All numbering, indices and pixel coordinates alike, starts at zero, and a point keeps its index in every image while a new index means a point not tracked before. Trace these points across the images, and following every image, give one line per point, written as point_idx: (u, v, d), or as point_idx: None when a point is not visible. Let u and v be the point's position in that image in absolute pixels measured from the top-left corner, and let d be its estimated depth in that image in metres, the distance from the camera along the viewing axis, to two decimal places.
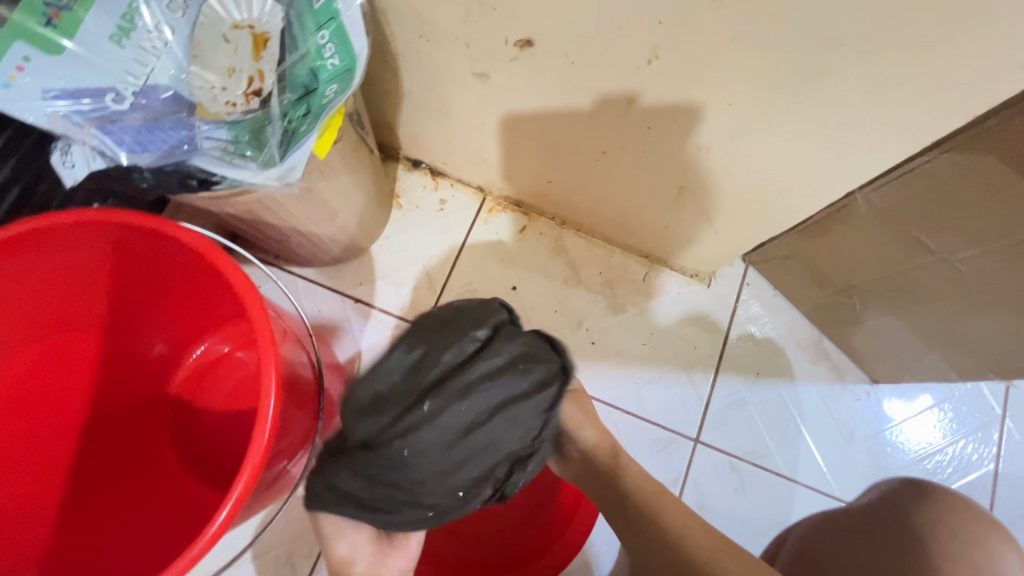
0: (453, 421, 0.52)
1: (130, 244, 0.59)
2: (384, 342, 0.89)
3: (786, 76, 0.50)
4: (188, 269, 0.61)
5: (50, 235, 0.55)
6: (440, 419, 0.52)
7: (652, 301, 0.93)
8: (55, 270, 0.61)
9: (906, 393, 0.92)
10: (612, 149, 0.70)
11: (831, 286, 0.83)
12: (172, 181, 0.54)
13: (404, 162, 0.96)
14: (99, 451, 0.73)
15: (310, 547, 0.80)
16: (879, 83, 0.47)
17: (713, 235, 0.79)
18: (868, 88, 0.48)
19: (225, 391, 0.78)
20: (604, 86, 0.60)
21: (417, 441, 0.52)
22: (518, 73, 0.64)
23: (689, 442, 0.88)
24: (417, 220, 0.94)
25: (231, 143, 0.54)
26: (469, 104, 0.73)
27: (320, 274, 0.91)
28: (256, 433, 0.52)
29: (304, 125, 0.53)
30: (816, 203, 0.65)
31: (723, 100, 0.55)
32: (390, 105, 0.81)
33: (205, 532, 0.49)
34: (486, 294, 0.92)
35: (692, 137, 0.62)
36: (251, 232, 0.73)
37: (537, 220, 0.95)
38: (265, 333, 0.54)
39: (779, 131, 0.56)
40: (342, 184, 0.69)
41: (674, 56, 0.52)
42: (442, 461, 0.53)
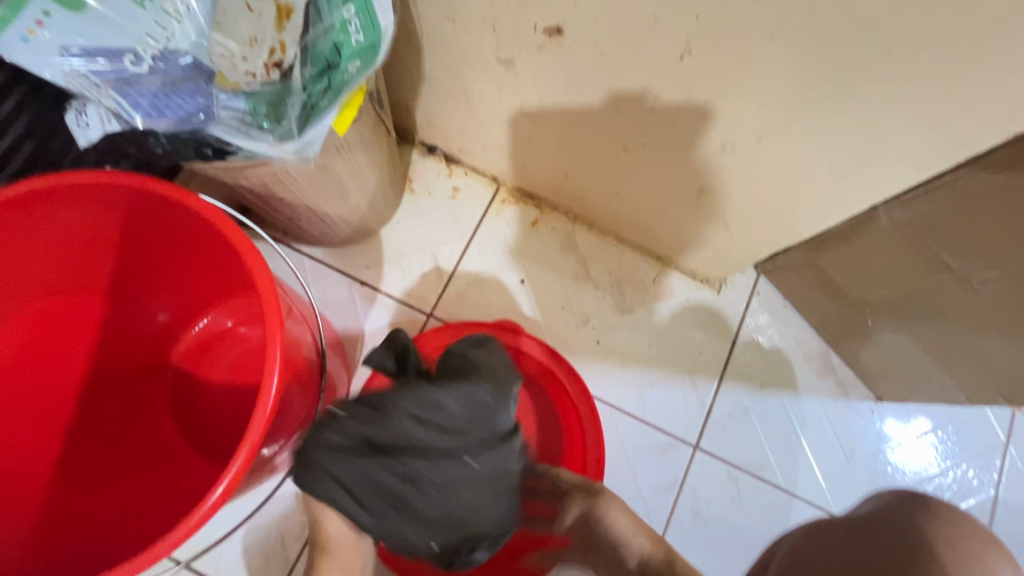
0: (487, 483, 0.51)
1: (139, 209, 0.58)
2: (388, 327, 0.88)
3: (822, 79, 0.49)
4: (197, 239, 0.60)
5: (60, 193, 0.54)
6: (481, 473, 0.51)
7: (660, 303, 0.92)
8: (62, 230, 0.60)
9: (909, 414, 0.91)
10: (633, 145, 0.69)
11: (844, 300, 0.82)
12: (187, 149, 0.52)
13: (419, 147, 0.95)
14: (94, 416, 0.73)
15: (301, 526, 0.80)
16: (917, 94, 0.46)
17: (729, 239, 0.78)
18: (905, 98, 0.47)
19: (225, 366, 0.76)
20: (631, 80, 0.59)
21: (474, 490, 0.51)
22: (544, 61, 0.62)
23: (688, 448, 0.87)
24: (429, 206, 0.93)
25: (248, 114, 0.53)
26: (490, 90, 0.72)
27: (327, 253, 0.90)
28: (257, 408, 0.51)
29: (325, 100, 0.52)
30: (837, 212, 0.64)
31: (753, 101, 0.54)
32: (410, 87, 0.80)
33: (201, 505, 0.49)
34: (493, 285, 0.91)
35: (717, 137, 0.61)
36: (261, 207, 0.72)
37: (550, 214, 0.94)
38: (272, 308, 0.53)
39: (808, 136, 0.55)
40: (357, 164, 0.68)
41: (707, 53, 0.51)
42: (477, 509, 0.52)
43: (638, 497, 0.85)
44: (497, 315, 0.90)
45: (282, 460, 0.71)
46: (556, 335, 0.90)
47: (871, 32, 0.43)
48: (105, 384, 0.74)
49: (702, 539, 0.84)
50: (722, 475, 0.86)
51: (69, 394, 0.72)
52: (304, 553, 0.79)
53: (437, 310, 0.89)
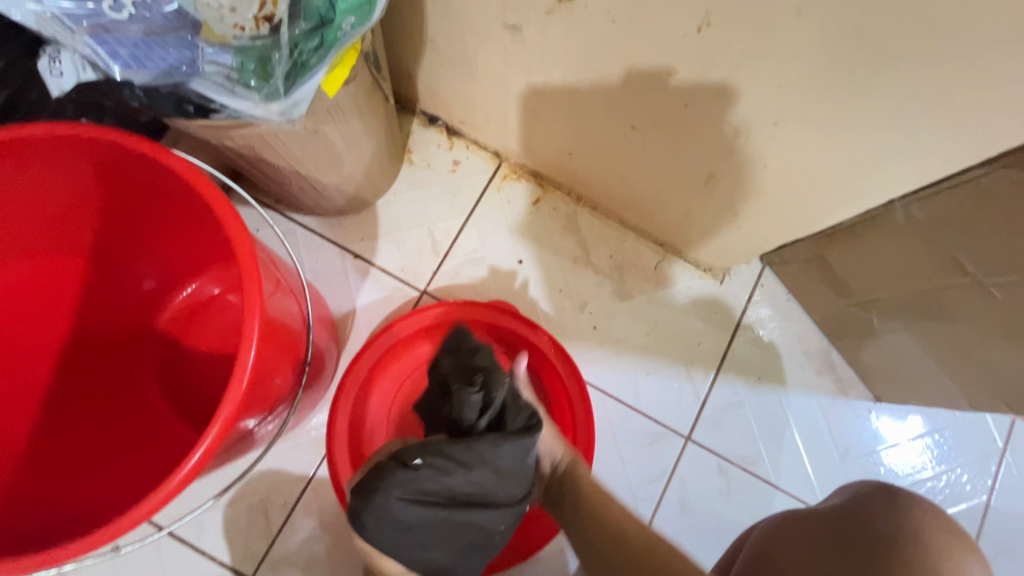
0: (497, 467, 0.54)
1: (119, 167, 0.55)
2: (380, 301, 0.86)
3: (848, 61, 0.45)
4: (179, 201, 0.58)
5: (34, 146, 0.52)
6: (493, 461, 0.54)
7: (661, 291, 0.89)
8: (38, 186, 0.57)
9: (907, 416, 0.89)
10: (642, 125, 0.66)
11: (849, 297, 0.80)
12: (167, 104, 0.50)
13: (419, 117, 0.91)
14: (75, 379, 0.71)
15: (285, 498, 0.79)
16: (952, 79, 0.42)
17: (736, 228, 0.75)
18: (936, 85, 0.43)
19: (211, 334, 0.75)
20: (644, 54, 0.55)
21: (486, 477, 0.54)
22: (552, 28, 0.58)
23: (680, 439, 0.86)
24: (427, 179, 0.90)
25: (235, 70, 0.48)
26: (495, 58, 0.68)
27: (321, 224, 0.87)
28: (233, 382, 0.49)
29: (315, 58, 0.49)
30: (852, 204, 0.61)
31: (773, 82, 0.50)
32: (412, 51, 0.76)
33: (172, 478, 0.47)
34: (491, 264, 0.88)
35: (731, 120, 0.57)
36: (251, 171, 0.69)
37: (552, 194, 0.91)
38: (250, 275, 0.50)
39: (828, 122, 0.51)
40: (352, 130, 0.64)
41: (727, 26, 0.47)
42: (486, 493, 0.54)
43: (627, 486, 0.84)
44: (492, 295, 0.88)
45: (266, 432, 0.69)
46: (551, 318, 0.88)
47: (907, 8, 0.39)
48: (86, 347, 0.72)
49: (688, 531, 0.83)
50: (713, 468, 0.85)
51: (48, 355, 0.70)
52: (286, 525, 0.79)
53: (431, 287, 0.87)
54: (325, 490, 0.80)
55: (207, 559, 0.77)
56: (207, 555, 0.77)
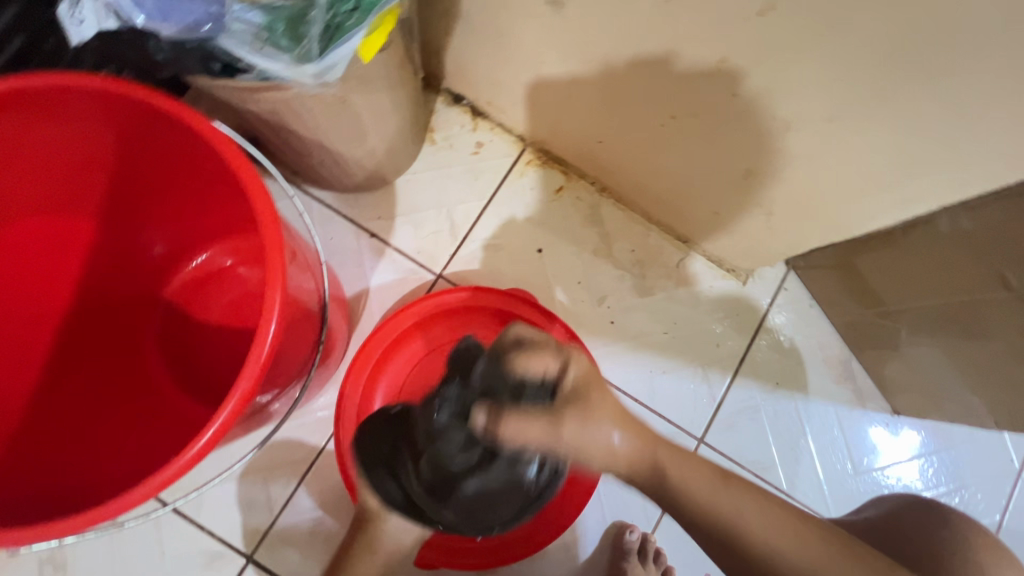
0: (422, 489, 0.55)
1: (137, 125, 0.53)
2: (394, 283, 0.84)
3: (919, 56, 0.42)
4: (200, 164, 0.55)
5: (51, 97, 0.49)
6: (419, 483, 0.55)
7: (681, 289, 0.87)
8: (53, 140, 0.55)
9: (924, 433, 0.87)
10: (682, 114, 0.63)
11: (876, 305, 0.77)
12: (192, 61, 0.47)
13: (444, 95, 0.88)
14: (80, 344, 0.69)
15: (288, 478, 0.78)
16: None
17: (767, 229, 0.73)
18: (1010, 88, 0.41)
19: (221, 305, 0.72)
20: (697, 37, 0.52)
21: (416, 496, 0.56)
22: (598, 5, 0.56)
23: (693, 441, 0.84)
24: (449, 160, 0.87)
25: (263, 29, 0.45)
26: (533, 35, 0.65)
27: (337, 199, 0.85)
28: (251, 359, 0.47)
29: (351, 20, 0.46)
30: (897, 210, 0.59)
31: (833, 73, 0.47)
32: (443, 23, 0.73)
33: (185, 453, 0.45)
34: (509, 251, 0.86)
35: (779, 114, 0.55)
36: (271, 138, 0.66)
37: (576, 183, 0.88)
38: (273, 241, 0.48)
39: (886, 120, 0.49)
40: (379, 102, 0.62)
41: (794, 10, 0.44)
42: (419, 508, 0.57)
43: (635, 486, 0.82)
44: (509, 283, 0.86)
45: (275, 409, 0.68)
46: (568, 310, 0.86)
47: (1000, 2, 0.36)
48: (90, 312, 0.69)
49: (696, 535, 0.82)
50: (724, 472, 0.83)
51: (51, 317, 0.68)
52: (288, 505, 0.77)
53: (447, 271, 0.85)
54: (328, 472, 0.78)
55: (206, 534, 0.76)
56: (206, 530, 0.76)
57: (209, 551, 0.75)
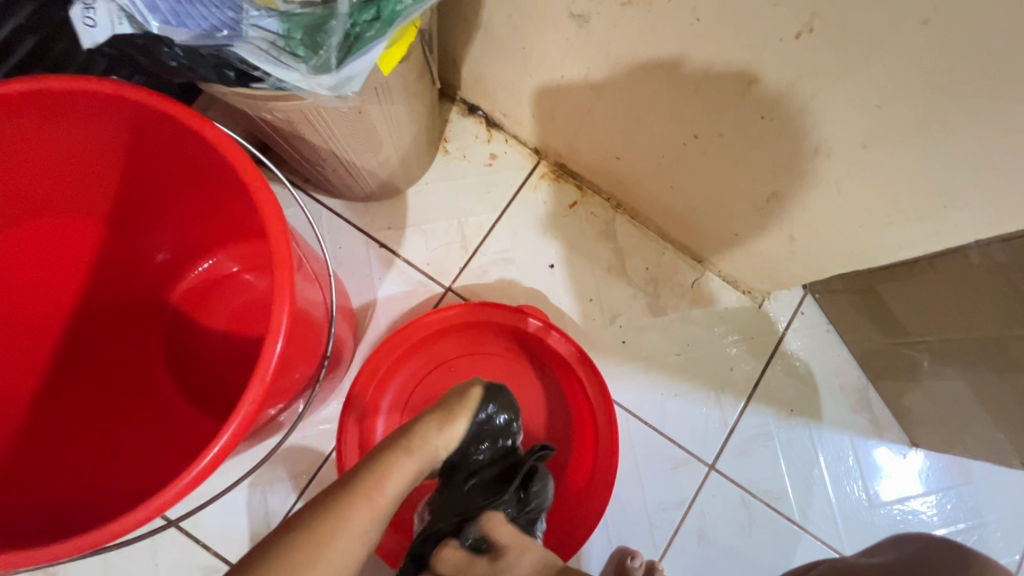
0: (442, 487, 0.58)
1: (150, 132, 0.51)
2: (403, 295, 0.82)
3: (962, 85, 0.40)
4: (212, 172, 0.54)
5: (64, 101, 0.48)
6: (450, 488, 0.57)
7: (695, 310, 0.85)
8: (62, 144, 0.54)
9: (943, 468, 0.85)
10: (707, 134, 0.61)
11: (897, 334, 0.75)
12: (206, 68, 0.46)
13: (459, 105, 0.87)
14: (82, 349, 0.68)
15: (287, 492, 0.76)
16: None
17: (787, 252, 0.71)
18: None
19: (225, 313, 0.71)
20: (727, 56, 0.51)
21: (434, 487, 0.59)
22: (626, 21, 0.54)
23: (703, 467, 0.81)
24: (462, 170, 0.86)
25: (281, 37, 0.44)
26: (554, 47, 0.64)
27: (348, 208, 0.83)
28: (254, 379, 0.45)
29: (371, 31, 0.45)
30: (927, 241, 0.57)
31: (870, 100, 0.45)
32: (463, 34, 0.72)
33: (185, 475, 0.43)
34: (521, 266, 0.84)
35: (811, 138, 0.52)
36: (283, 146, 0.65)
37: (590, 198, 0.87)
38: (282, 256, 0.47)
39: (920, 151, 0.47)
40: (396, 113, 0.60)
41: (834, 32, 0.42)
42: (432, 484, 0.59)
43: (643, 511, 0.80)
44: (519, 299, 0.84)
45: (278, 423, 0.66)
46: (580, 328, 0.84)
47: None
48: (93, 317, 0.68)
49: (705, 564, 0.79)
50: (734, 499, 0.81)
51: (55, 321, 0.66)
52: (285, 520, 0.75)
53: (456, 284, 0.83)
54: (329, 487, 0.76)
55: (202, 548, 0.74)
56: (203, 543, 0.74)
57: (204, 565, 0.73)
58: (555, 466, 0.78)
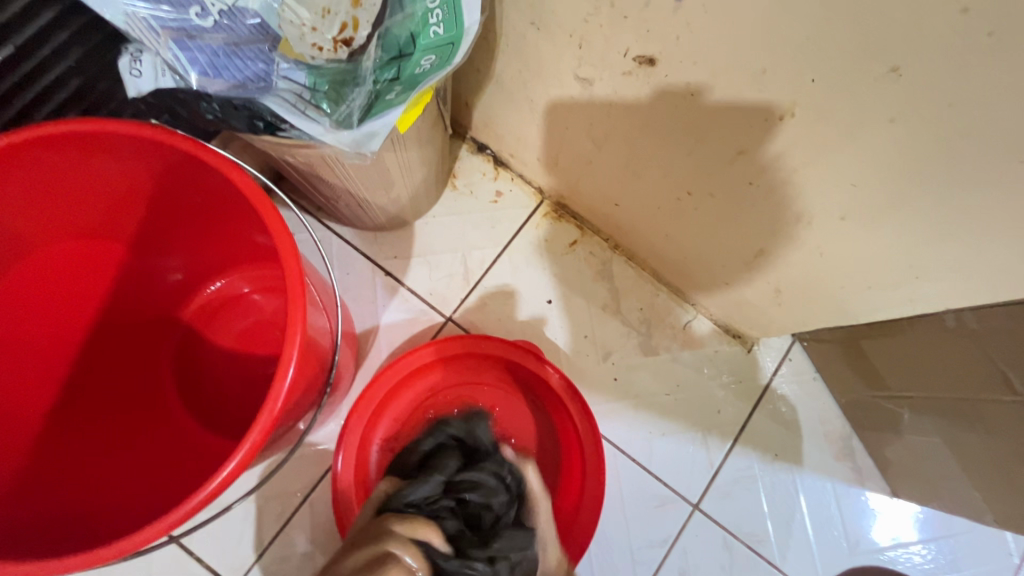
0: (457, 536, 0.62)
1: (180, 169, 0.56)
2: (404, 323, 0.85)
3: (921, 176, 0.43)
4: (234, 206, 0.58)
5: (105, 141, 0.52)
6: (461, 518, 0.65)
7: (686, 352, 0.88)
8: (97, 176, 0.58)
9: (924, 518, 0.86)
10: (699, 192, 0.65)
11: (880, 387, 0.77)
12: (239, 118, 0.50)
13: (469, 143, 0.91)
14: (93, 365, 0.70)
15: (280, 510, 0.78)
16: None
17: (775, 303, 0.74)
18: (1007, 215, 0.42)
19: (234, 333, 0.74)
20: (718, 128, 0.54)
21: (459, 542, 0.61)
22: (627, 88, 0.58)
23: (687, 506, 0.83)
24: (468, 206, 0.90)
25: (307, 90, 0.48)
26: (560, 102, 0.68)
27: (357, 237, 0.87)
28: (266, 406, 0.47)
29: (393, 92, 0.50)
30: (903, 305, 0.59)
31: (847, 178, 0.48)
32: (476, 82, 0.76)
33: (193, 497, 0.46)
34: (521, 300, 0.88)
35: (793, 206, 0.56)
36: (300, 181, 0.69)
37: (590, 238, 0.90)
38: (295, 291, 0.50)
39: (891, 228, 0.50)
40: (408, 158, 0.64)
41: (813, 119, 0.46)
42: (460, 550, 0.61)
43: (626, 547, 0.81)
44: (516, 332, 0.87)
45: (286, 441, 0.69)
46: (573, 363, 0.87)
47: (1015, 146, 0.37)
48: (110, 333, 0.71)
49: None
50: (717, 541, 0.83)
51: (71, 338, 0.69)
52: (277, 538, 0.77)
53: (456, 315, 0.86)
54: (321, 508, 0.78)
55: (195, 561, 0.76)
56: (195, 556, 0.76)
57: None
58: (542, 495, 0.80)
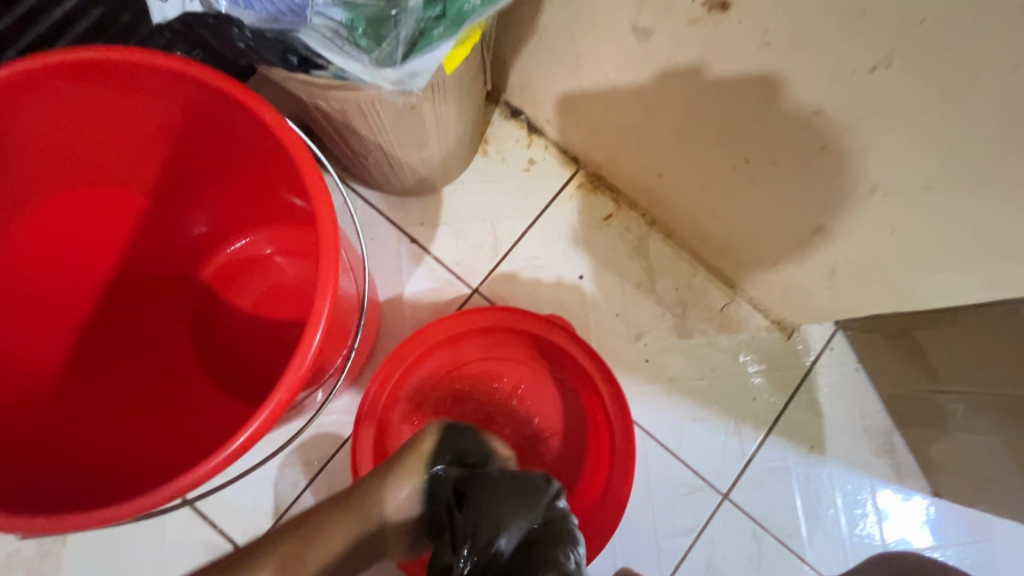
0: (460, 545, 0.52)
1: (208, 112, 0.52)
2: (429, 292, 0.82)
3: None
4: (262, 154, 0.54)
5: (130, 74, 0.49)
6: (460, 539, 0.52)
7: (722, 336, 0.84)
8: (120, 115, 0.55)
9: (964, 522, 0.82)
10: (758, 160, 0.60)
11: (931, 380, 0.72)
12: (272, 52, 0.46)
13: (502, 108, 0.87)
14: (109, 320, 0.68)
15: (297, 479, 0.75)
16: None
17: (826, 286, 0.69)
18: None
19: (254, 295, 0.71)
20: (794, 84, 0.49)
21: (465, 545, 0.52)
22: (690, 39, 0.53)
23: (717, 495, 0.80)
24: (499, 173, 0.85)
25: (344, 27, 0.44)
26: (610, 59, 0.63)
27: (383, 201, 0.83)
28: (292, 366, 0.44)
29: (438, 29, 0.44)
30: (979, 288, 0.55)
31: (942, 142, 0.43)
32: (517, 37, 0.71)
33: (216, 456, 0.43)
34: (551, 274, 0.84)
35: (867, 176, 0.51)
36: (332, 136, 0.65)
37: (626, 212, 0.86)
38: (328, 250, 0.46)
39: (983, 202, 0.45)
40: (446, 112, 0.60)
41: (911, 72, 0.41)
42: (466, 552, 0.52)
43: (652, 535, 0.79)
44: (545, 307, 0.83)
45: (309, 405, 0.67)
46: (603, 343, 0.83)
47: None
48: (127, 288, 0.68)
49: None
50: (746, 533, 0.79)
51: (88, 290, 0.66)
52: (293, 507, 0.75)
53: (484, 287, 0.83)
54: (338, 477, 0.76)
55: (209, 525, 0.74)
56: (209, 521, 0.74)
57: (210, 543, 0.74)
58: (564, 483, 0.76)
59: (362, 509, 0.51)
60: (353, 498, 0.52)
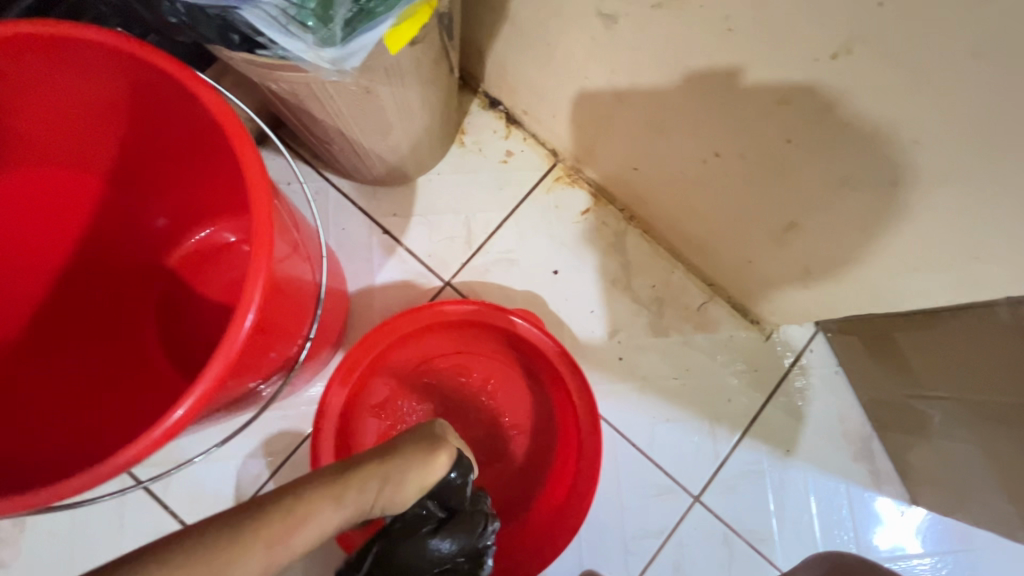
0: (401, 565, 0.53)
1: (152, 93, 0.51)
2: (401, 284, 0.80)
3: (996, 130, 0.37)
4: (209, 136, 0.53)
5: (69, 52, 0.48)
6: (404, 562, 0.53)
7: (698, 335, 0.82)
8: (66, 95, 0.54)
9: (942, 531, 0.80)
10: (728, 153, 0.58)
11: (910, 384, 0.70)
12: (210, 26, 0.43)
13: (480, 98, 0.85)
14: (68, 305, 0.67)
15: (259, 470, 0.74)
16: None
17: (801, 286, 0.68)
18: None
19: (215, 283, 0.70)
20: (759, 73, 0.47)
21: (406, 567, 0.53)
22: (655, 25, 0.51)
23: (688, 497, 0.78)
24: (476, 165, 0.84)
25: (292, 3, 0.41)
26: (580, 47, 0.61)
27: (355, 190, 0.82)
28: (218, 351, 0.43)
29: (382, 6, 0.43)
30: (953, 289, 0.53)
31: (908, 134, 0.41)
32: (489, 24, 0.70)
33: (136, 445, 0.42)
34: (525, 268, 0.82)
35: (836, 169, 0.49)
36: (294, 120, 0.64)
37: (603, 207, 0.84)
38: (262, 235, 0.44)
39: (950, 197, 0.43)
40: (408, 97, 0.59)
41: (872, 59, 0.39)
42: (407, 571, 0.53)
43: (619, 536, 0.77)
44: (518, 302, 0.81)
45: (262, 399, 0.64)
46: (577, 339, 0.81)
47: None
48: (87, 272, 0.68)
49: None
50: (716, 536, 0.78)
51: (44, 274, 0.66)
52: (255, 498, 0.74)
53: (456, 280, 0.81)
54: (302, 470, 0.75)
55: (170, 515, 0.73)
56: (170, 510, 0.73)
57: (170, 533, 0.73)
58: (531, 479, 0.75)
59: (356, 500, 0.41)
60: (350, 480, 0.42)
